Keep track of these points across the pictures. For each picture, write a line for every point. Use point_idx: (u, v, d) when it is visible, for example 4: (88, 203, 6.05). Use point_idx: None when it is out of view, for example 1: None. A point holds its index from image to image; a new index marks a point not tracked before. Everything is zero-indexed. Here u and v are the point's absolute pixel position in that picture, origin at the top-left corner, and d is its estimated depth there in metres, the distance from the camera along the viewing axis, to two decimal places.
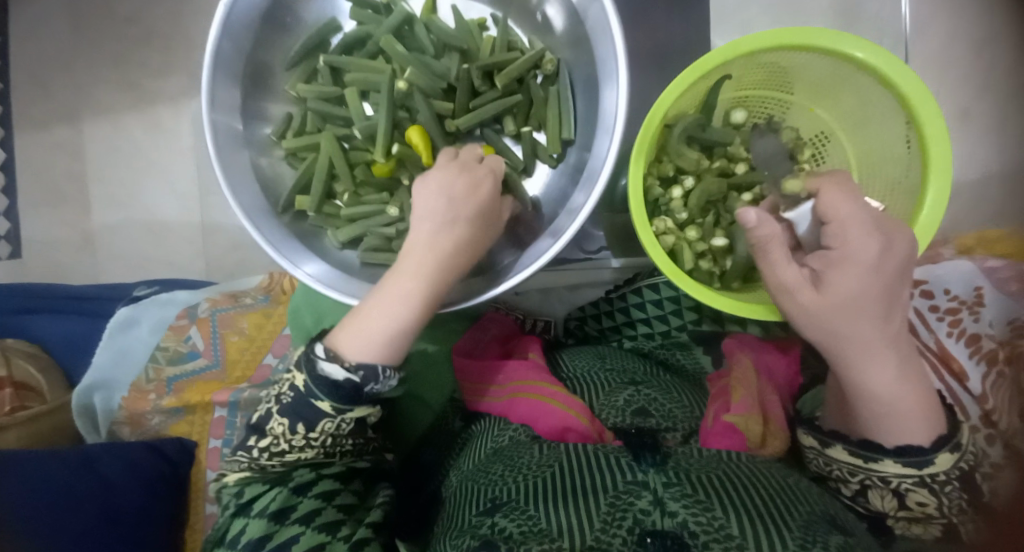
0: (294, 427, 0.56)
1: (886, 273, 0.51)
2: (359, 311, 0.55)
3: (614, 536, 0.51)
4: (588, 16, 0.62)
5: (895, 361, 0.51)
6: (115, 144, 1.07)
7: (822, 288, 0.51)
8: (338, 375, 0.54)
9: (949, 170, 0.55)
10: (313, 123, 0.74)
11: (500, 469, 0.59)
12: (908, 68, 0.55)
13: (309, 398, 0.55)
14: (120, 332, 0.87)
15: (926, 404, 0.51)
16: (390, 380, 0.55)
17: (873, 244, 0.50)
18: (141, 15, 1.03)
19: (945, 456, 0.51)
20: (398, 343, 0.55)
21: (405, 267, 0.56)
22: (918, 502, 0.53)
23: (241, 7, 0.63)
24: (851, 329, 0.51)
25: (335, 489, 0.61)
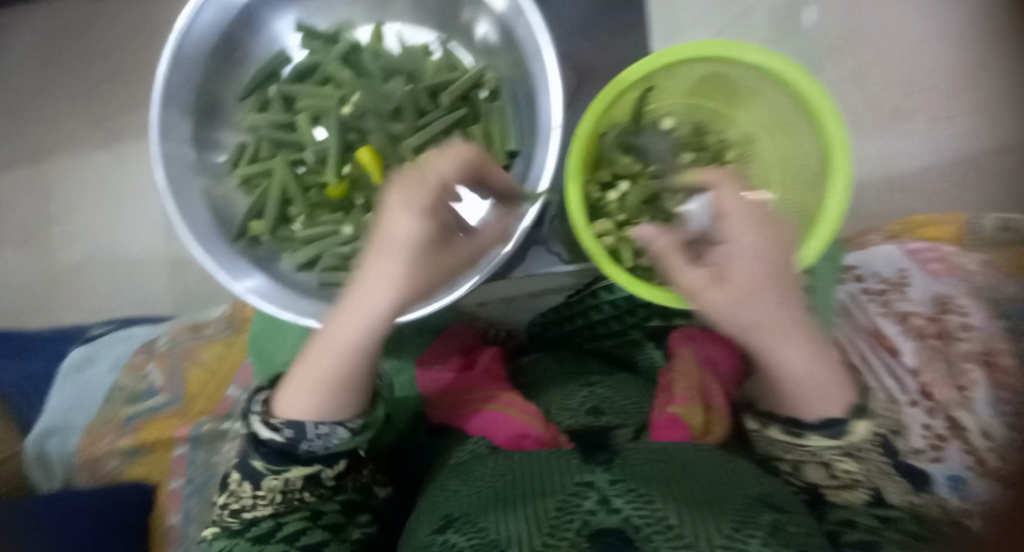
0: (244, 485, 0.60)
1: (775, 260, 0.54)
2: (301, 363, 0.58)
3: (562, 539, 0.48)
4: (518, 31, 0.67)
5: (802, 342, 0.54)
6: (85, 181, 1.09)
7: (725, 285, 0.53)
8: (267, 435, 0.57)
9: (848, 158, 0.60)
10: (267, 149, 0.76)
11: (456, 484, 0.60)
12: (797, 66, 0.61)
13: (249, 459, 0.59)
14: (76, 372, 0.91)
15: (829, 384, 0.54)
16: (334, 432, 0.58)
17: (757, 235, 0.55)
18: (111, 53, 1.06)
19: (864, 426, 0.55)
20: (329, 397, 0.57)
21: (341, 318, 0.55)
22: (844, 470, 0.57)
23: (191, 43, 0.68)
24: (754, 320, 0.53)
25: (303, 529, 0.59)
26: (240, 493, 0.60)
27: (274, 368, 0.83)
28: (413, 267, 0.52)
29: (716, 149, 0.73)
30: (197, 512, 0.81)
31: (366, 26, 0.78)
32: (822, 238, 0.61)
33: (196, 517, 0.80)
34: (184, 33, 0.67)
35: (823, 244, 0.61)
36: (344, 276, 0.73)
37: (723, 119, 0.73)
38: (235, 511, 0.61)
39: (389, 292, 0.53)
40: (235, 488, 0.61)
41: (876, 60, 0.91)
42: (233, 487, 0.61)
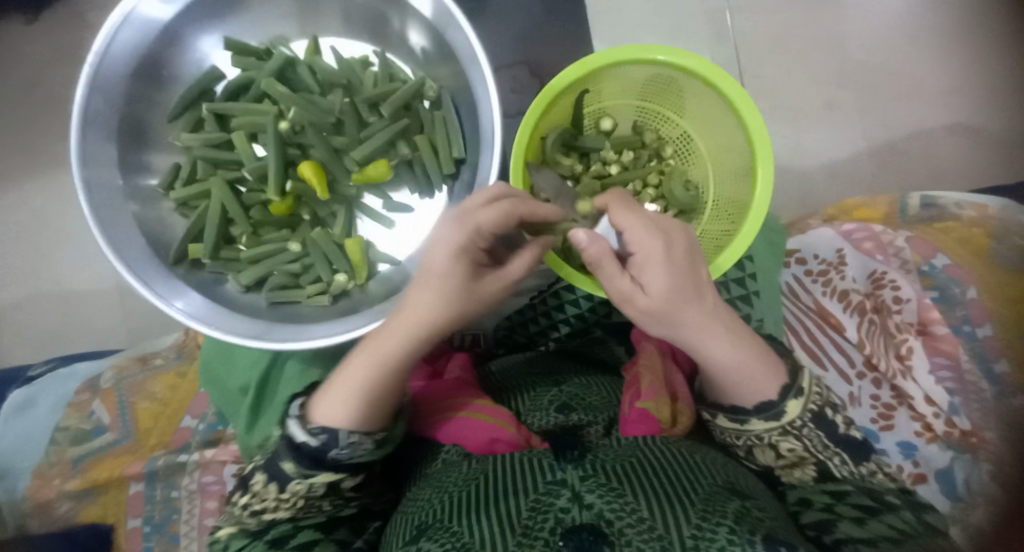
0: (267, 486, 0.58)
1: (679, 260, 0.50)
2: (339, 372, 0.58)
3: (536, 538, 0.48)
4: (451, 39, 0.67)
5: (723, 333, 0.54)
6: (13, 216, 1.04)
7: (644, 295, 0.50)
8: (302, 437, 0.56)
9: (771, 150, 0.63)
10: (204, 170, 0.75)
11: (427, 492, 0.59)
12: (719, 68, 0.63)
13: (278, 460, 0.57)
14: (14, 416, 0.83)
15: (750, 369, 0.55)
16: (360, 445, 0.57)
17: (657, 240, 0.49)
18: (34, 79, 1.02)
19: (794, 403, 0.55)
20: (366, 408, 0.56)
21: (384, 335, 0.57)
22: (788, 449, 0.57)
23: (110, 66, 0.66)
24: (676, 317, 0.51)
25: (316, 540, 0.60)
26: (262, 495, 0.58)
27: (231, 393, 0.80)
28: (458, 300, 0.54)
29: (655, 147, 0.75)
30: (161, 549, 0.80)
31: (302, 40, 0.78)
32: (751, 229, 0.63)
33: None
34: (102, 55, 0.64)
35: (752, 235, 0.63)
36: (297, 293, 0.74)
37: (661, 119, 0.75)
38: (254, 512, 0.59)
39: (436, 315, 0.54)
40: (257, 489, 0.59)
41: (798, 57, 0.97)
42: (255, 488, 0.59)
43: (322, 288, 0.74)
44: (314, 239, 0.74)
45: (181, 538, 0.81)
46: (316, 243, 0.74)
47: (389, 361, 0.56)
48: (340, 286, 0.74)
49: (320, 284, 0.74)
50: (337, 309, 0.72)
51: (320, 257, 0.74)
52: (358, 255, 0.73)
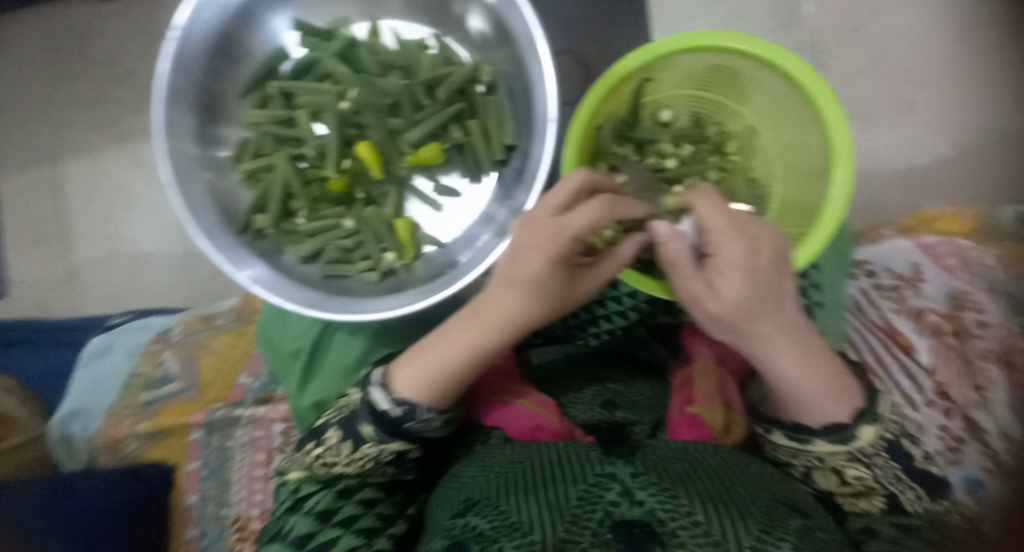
0: (342, 443, 0.60)
1: (762, 269, 0.47)
2: (418, 346, 0.59)
3: (584, 528, 0.49)
4: (512, 21, 0.65)
5: (796, 349, 0.51)
6: (93, 180, 1.10)
7: (718, 300, 0.48)
8: (384, 404, 0.58)
9: (851, 148, 0.59)
10: (271, 145, 0.77)
11: (471, 472, 0.60)
12: (796, 55, 0.60)
13: (356, 421, 0.59)
14: (96, 359, 0.89)
15: (836, 389, 0.52)
16: (432, 421, 0.59)
17: (741, 246, 0.46)
18: (115, 55, 1.07)
19: (868, 429, 0.53)
20: (441, 386, 0.58)
21: (466, 319, 0.57)
22: (855, 476, 0.54)
23: (190, 42, 0.66)
24: (750, 329, 0.49)
25: (377, 499, 0.63)
26: (336, 449, 0.61)
27: (283, 357, 0.81)
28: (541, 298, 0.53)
29: (717, 141, 0.72)
30: (214, 493, 0.84)
31: (363, 23, 0.77)
32: (822, 234, 0.60)
33: (213, 497, 0.84)
34: (184, 33, 0.65)
35: (822, 242, 0.60)
36: (345, 269, 0.75)
37: (727, 111, 0.72)
38: (325, 463, 0.62)
39: (518, 310, 0.54)
40: (331, 442, 0.61)
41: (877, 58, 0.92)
42: (329, 441, 0.61)
43: (370, 264, 0.75)
44: (368, 218, 0.75)
45: (231, 485, 0.83)
46: (368, 221, 0.75)
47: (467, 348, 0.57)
48: (387, 265, 0.75)
49: (368, 261, 0.75)
50: (383, 287, 0.74)
51: (371, 234, 0.75)
52: (407, 233, 0.74)
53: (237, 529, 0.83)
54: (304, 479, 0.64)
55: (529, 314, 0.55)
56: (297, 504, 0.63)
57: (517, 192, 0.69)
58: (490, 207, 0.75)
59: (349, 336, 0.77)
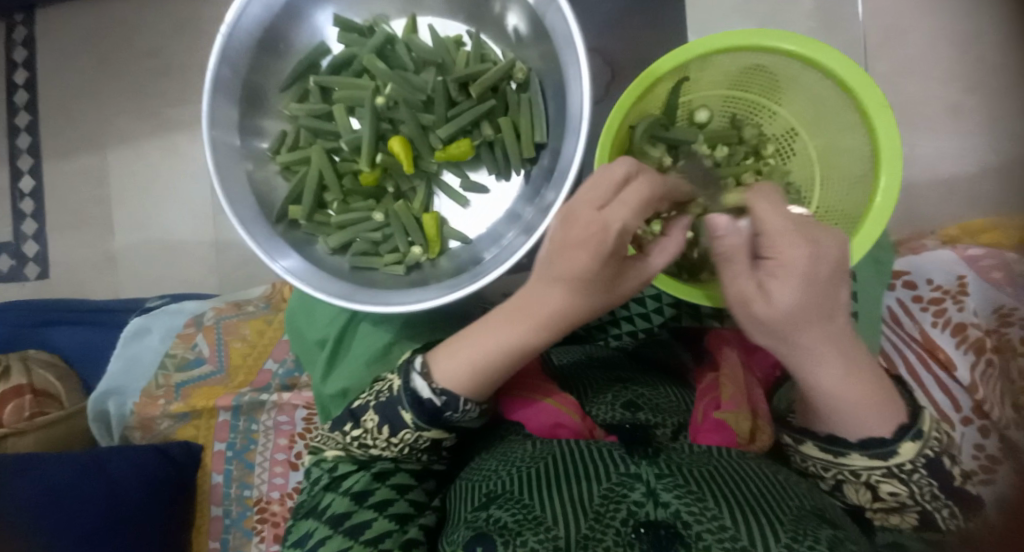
0: (381, 427, 0.61)
1: (822, 278, 0.46)
2: (459, 337, 0.60)
3: (607, 527, 0.51)
4: (549, 22, 0.66)
5: (846, 360, 0.50)
6: (135, 169, 1.14)
7: (772, 304, 0.47)
8: (425, 393, 0.59)
9: (898, 153, 0.59)
10: (306, 138, 0.79)
11: (494, 464, 0.60)
12: (841, 54, 0.59)
13: (397, 406, 0.60)
14: (133, 340, 0.91)
15: (884, 402, 0.50)
16: (471, 411, 0.60)
17: (803, 251, 0.46)
18: (159, 50, 1.11)
19: (910, 446, 0.50)
20: (479, 377, 0.58)
21: (508, 312, 0.58)
22: (889, 492, 0.53)
23: (237, 35, 0.68)
24: (802, 337, 0.48)
25: (409, 485, 0.65)
26: (375, 434, 0.62)
27: (309, 345, 0.83)
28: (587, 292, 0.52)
29: (754, 142, 0.72)
30: (237, 474, 0.87)
31: (401, 19, 0.79)
32: (868, 234, 0.60)
33: (236, 478, 0.87)
34: (232, 27, 0.67)
35: (867, 244, 0.59)
36: (373, 261, 0.76)
37: (764, 112, 0.71)
38: (362, 446, 0.64)
39: (560, 304, 0.54)
40: (371, 427, 0.62)
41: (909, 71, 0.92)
42: (368, 426, 0.62)
43: (398, 258, 0.76)
44: (397, 211, 0.76)
45: (255, 467, 0.86)
46: (398, 215, 0.76)
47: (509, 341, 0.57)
48: (414, 259, 0.76)
49: (396, 254, 0.77)
50: (409, 280, 0.74)
51: (400, 229, 0.76)
52: (434, 229, 0.75)
53: (258, 510, 0.85)
54: (342, 457, 0.67)
55: (571, 308, 0.54)
56: (334, 481, 0.66)
57: (545, 191, 0.69)
58: (515, 205, 0.75)
59: (375, 327, 0.78)
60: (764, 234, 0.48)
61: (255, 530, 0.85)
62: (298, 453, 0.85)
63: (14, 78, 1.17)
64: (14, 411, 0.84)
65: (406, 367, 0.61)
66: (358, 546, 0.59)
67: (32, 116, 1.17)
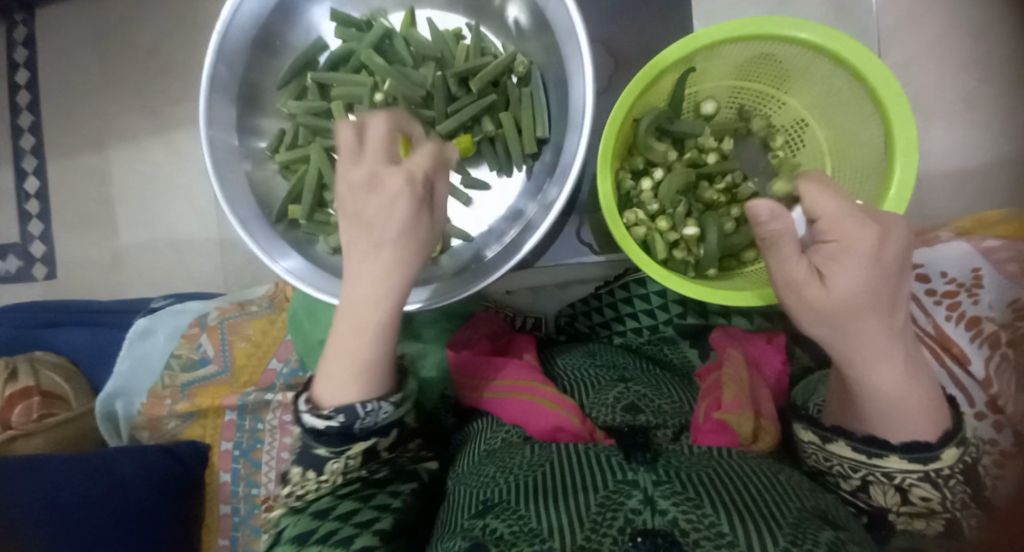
0: (306, 474, 0.58)
1: (890, 261, 0.48)
2: (328, 357, 0.54)
3: (604, 536, 0.48)
4: (551, 14, 0.64)
5: (904, 359, 0.50)
6: (138, 167, 1.13)
7: (829, 286, 0.48)
8: (321, 424, 0.53)
9: (914, 145, 0.57)
10: (305, 136, 0.77)
11: (492, 471, 0.57)
12: (856, 41, 0.58)
13: (310, 449, 0.56)
14: (139, 340, 0.92)
15: (930, 405, 0.50)
16: (381, 408, 0.54)
17: (871, 233, 0.48)
18: (159, 46, 1.10)
19: (952, 452, 0.51)
20: (369, 376, 0.53)
21: (356, 301, 0.52)
22: (921, 497, 0.53)
23: (233, 32, 0.67)
24: (863, 330, 0.48)
25: (356, 509, 0.59)
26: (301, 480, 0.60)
27: (312, 344, 0.82)
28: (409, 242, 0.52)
29: (763, 134, 0.70)
30: (245, 473, 0.87)
31: (399, 13, 0.77)
32: None
33: (244, 476, 0.87)
34: (227, 23, 0.66)
35: None
36: None
37: (773, 102, 0.70)
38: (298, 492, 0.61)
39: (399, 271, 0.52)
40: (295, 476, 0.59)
41: (923, 56, 0.89)
42: (295, 479, 0.59)
43: None
44: None
45: (262, 465, 0.86)
46: None
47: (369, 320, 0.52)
48: None
49: None
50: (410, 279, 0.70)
51: None
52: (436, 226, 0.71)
53: (267, 508, 0.85)
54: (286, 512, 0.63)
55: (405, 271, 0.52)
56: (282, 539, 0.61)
57: (549, 188, 0.67)
58: (519, 201, 0.74)
59: None
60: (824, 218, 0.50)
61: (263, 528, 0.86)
62: None
63: (16, 79, 1.17)
64: (24, 413, 0.85)
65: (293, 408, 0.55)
66: None
67: (34, 116, 1.17)
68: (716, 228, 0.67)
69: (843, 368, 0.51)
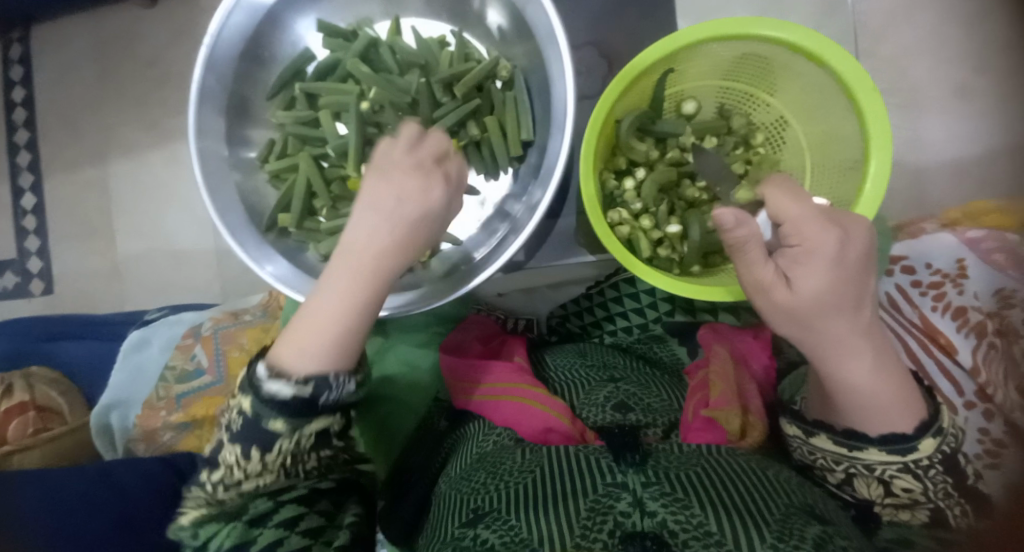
0: (247, 455, 0.56)
1: (851, 263, 0.49)
2: (297, 325, 0.55)
3: (595, 541, 0.48)
4: (532, 19, 0.65)
5: (872, 353, 0.51)
6: (134, 181, 1.15)
7: (794, 288, 0.50)
8: (286, 392, 0.53)
9: (890, 141, 0.59)
10: (294, 146, 0.78)
11: (483, 477, 0.57)
12: (831, 40, 0.59)
13: (261, 419, 0.54)
14: (134, 352, 0.94)
15: (905, 394, 0.51)
16: (346, 384, 0.55)
17: (833, 236, 0.50)
18: (155, 62, 1.11)
19: (930, 442, 0.51)
20: (340, 349, 0.55)
21: (339, 278, 0.56)
22: (903, 488, 0.52)
23: (222, 45, 0.69)
24: (827, 328, 0.50)
25: (300, 515, 0.58)
26: (238, 467, 0.57)
27: None
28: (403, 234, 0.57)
29: (744, 133, 0.71)
30: None
31: (385, 21, 0.78)
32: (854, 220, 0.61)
33: None
34: (216, 37, 0.68)
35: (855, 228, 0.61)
36: None
37: (755, 102, 0.71)
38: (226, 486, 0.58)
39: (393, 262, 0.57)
40: (235, 461, 0.56)
41: (904, 52, 0.90)
42: (229, 461, 0.57)
43: None
44: None
45: None
46: None
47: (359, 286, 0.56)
48: None
49: None
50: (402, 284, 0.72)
51: None
52: None
53: None
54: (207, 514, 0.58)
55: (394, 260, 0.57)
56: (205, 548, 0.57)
57: (534, 189, 0.68)
58: (505, 204, 0.75)
59: None
60: (788, 220, 0.51)
61: None
62: None
63: (12, 96, 1.18)
64: (19, 428, 0.86)
65: (250, 377, 0.55)
66: None
67: (30, 132, 1.18)
68: (697, 226, 0.68)
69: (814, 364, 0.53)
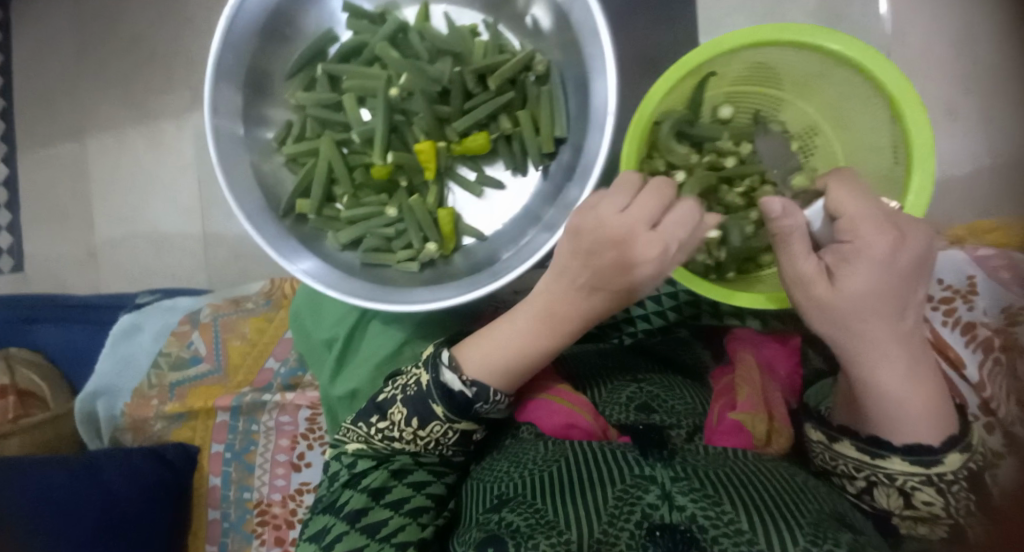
0: (408, 421, 0.60)
1: (901, 269, 0.50)
2: (485, 330, 0.61)
3: (620, 529, 0.50)
4: (576, 17, 0.64)
5: (906, 360, 0.52)
6: (118, 159, 1.08)
7: (837, 284, 0.51)
8: (457, 385, 0.58)
9: (932, 151, 0.57)
10: (313, 129, 0.75)
11: (505, 465, 0.58)
12: (878, 52, 0.59)
13: (427, 400, 0.58)
14: (124, 339, 0.88)
15: (937, 407, 0.52)
16: (499, 403, 0.60)
17: (887, 237, 0.50)
18: (141, 35, 1.03)
19: (957, 456, 0.51)
20: (511, 374, 0.59)
21: (532, 311, 0.59)
22: (924, 501, 0.53)
23: (243, 16, 0.64)
24: (865, 327, 0.51)
25: (428, 480, 0.63)
26: (391, 430, 0.61)
27: (316, 346, 0.80)
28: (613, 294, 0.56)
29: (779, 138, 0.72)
30: (236, 476, 0.83)
31: (412, 7, 0.76)
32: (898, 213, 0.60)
33: (235, 481, 0.83)
34: (237, 8, 0.63)
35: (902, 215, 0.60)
36: (387, 258, 0.74)
37: (789, 108, 0.72)
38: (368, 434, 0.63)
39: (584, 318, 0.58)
40: (393, 421, 0.60)
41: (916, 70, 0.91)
42: (392, 419, 0.60)
43: (412, 254, 0.73)
44: (411, 206, 0.73)
45: (255, 469, 0.82)
46: (412, 211, 0.73)
47: (541, 339, 0.58)
48: (428, 255, 0.73)
49: (410, 250, 0.73)
50: (425, 278, 0.72)
51: (413, 224, 0.73)
52: (449, 224, 0.73)
53: (258, 513, 0.82)
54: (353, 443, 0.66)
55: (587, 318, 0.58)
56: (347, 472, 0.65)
57: (568, 187, 0.67)
58: (532, 204, 0.73)
59: (385, 326, 0.76)
60: (846, 219, 0.52)
61: (255, 533, 0.82)
62: (300, 454, 0.82)
63: None
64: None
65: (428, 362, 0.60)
66: (372, 546, 0.58)
67: (5, 101, 1.11)
68: (738, 231, 0.67)
69: (844, 363, 0.54)
